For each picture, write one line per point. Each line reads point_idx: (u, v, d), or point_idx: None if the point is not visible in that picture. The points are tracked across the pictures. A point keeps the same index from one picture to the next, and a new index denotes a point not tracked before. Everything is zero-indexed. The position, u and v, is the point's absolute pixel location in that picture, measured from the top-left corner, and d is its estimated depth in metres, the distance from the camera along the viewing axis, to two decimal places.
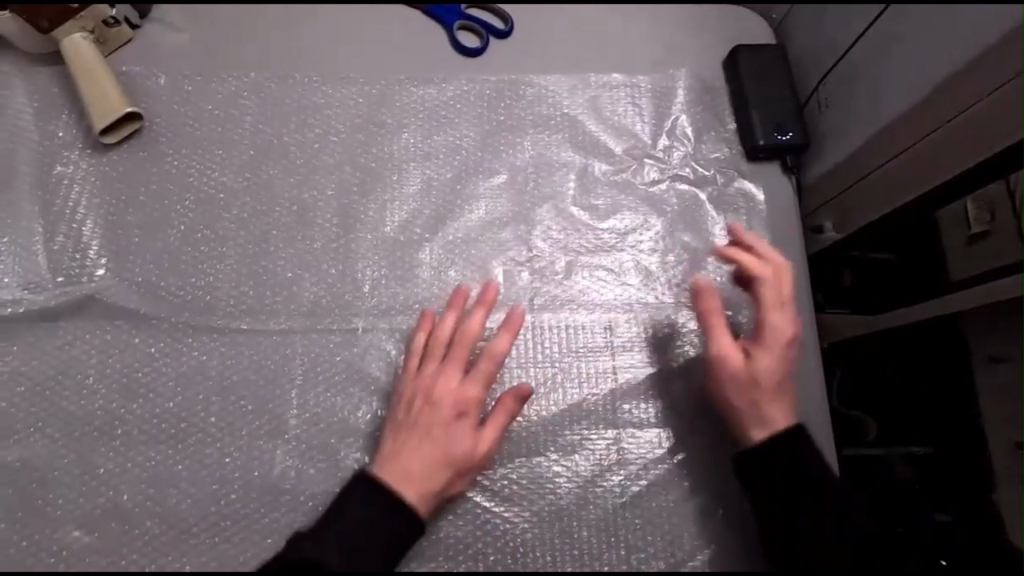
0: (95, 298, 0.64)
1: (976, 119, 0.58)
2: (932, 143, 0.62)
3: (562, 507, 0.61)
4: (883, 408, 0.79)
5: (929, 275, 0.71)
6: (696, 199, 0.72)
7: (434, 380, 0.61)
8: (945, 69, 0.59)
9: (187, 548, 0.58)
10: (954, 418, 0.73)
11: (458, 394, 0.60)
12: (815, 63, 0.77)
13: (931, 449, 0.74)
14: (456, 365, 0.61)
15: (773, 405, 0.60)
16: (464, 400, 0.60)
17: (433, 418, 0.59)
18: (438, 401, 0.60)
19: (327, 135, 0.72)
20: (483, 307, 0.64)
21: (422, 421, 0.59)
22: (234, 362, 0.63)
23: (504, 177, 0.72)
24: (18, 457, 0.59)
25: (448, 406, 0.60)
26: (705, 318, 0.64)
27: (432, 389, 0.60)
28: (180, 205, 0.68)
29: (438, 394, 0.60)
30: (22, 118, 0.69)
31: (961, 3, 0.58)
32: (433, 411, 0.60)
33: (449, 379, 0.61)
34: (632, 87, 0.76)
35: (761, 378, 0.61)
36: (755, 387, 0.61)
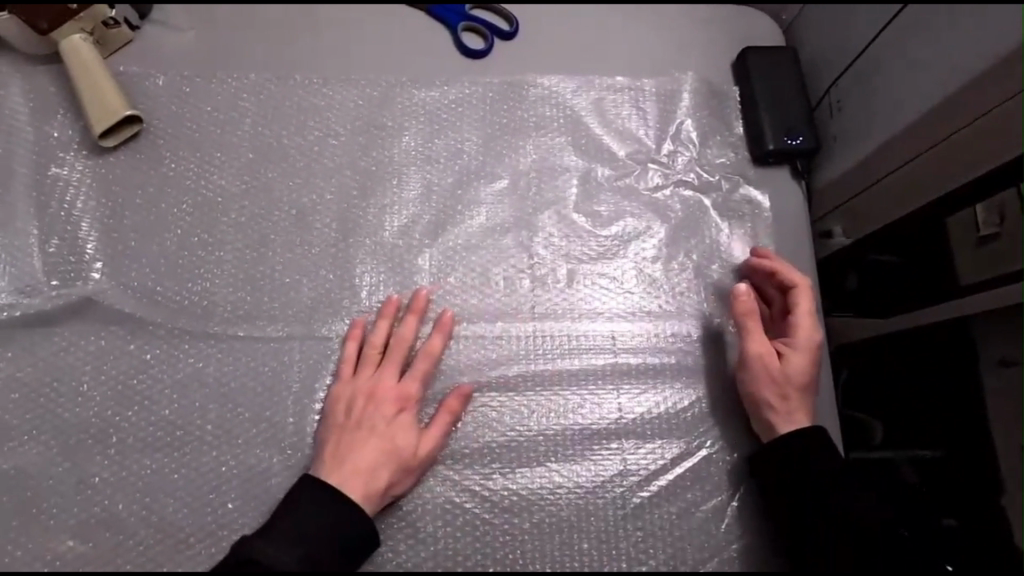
0: (91, 303, 0.63)
1: (977, 136, 0.58)
2: (935, 157, 0.62)
3: (563, 519, 0.60)
4: (890, 409, 0.79)
5: (934, 275, 0.70)
6: (700, 205, 0.71)
7: (370, 382, 0.61)
8: (957, 76, 0.58)
9: (182, 558, 0.57)
10: (959, 420, 0.72)
11: (397, 395, 0.61)
12: (827, 66, 0.76)
13: (941, 451, 0.74)
14: (393, 367, 0.62)
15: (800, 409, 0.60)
16: (402, 400, 0.61)
17: (371, 420, 0.59)
18: (375, 403, 0.60)
19: (327, 138, 0.71)
20: (418, 309, 0.64)
21: (361, 424, 0.59)
22: (231, 368, 0.63)
23: (505, 182, 0.71)
24: (13, 465, 0.59)
25: (386, 407, 0.60)
26: (742, 320, 0.63)
27: (369, 392, 0.61)
28: (177, 209, 0.67)
29: (375, 396, 0.60)
30: (18, 118, 0.69)
31: (965, 17, 0.58)
32: (370, 413, 0.60)
33: (385, 381, 0.61)
34: (636, 91, 0.75)
35: (794, 379, 0.60)
36: (788, 388, 0.60)
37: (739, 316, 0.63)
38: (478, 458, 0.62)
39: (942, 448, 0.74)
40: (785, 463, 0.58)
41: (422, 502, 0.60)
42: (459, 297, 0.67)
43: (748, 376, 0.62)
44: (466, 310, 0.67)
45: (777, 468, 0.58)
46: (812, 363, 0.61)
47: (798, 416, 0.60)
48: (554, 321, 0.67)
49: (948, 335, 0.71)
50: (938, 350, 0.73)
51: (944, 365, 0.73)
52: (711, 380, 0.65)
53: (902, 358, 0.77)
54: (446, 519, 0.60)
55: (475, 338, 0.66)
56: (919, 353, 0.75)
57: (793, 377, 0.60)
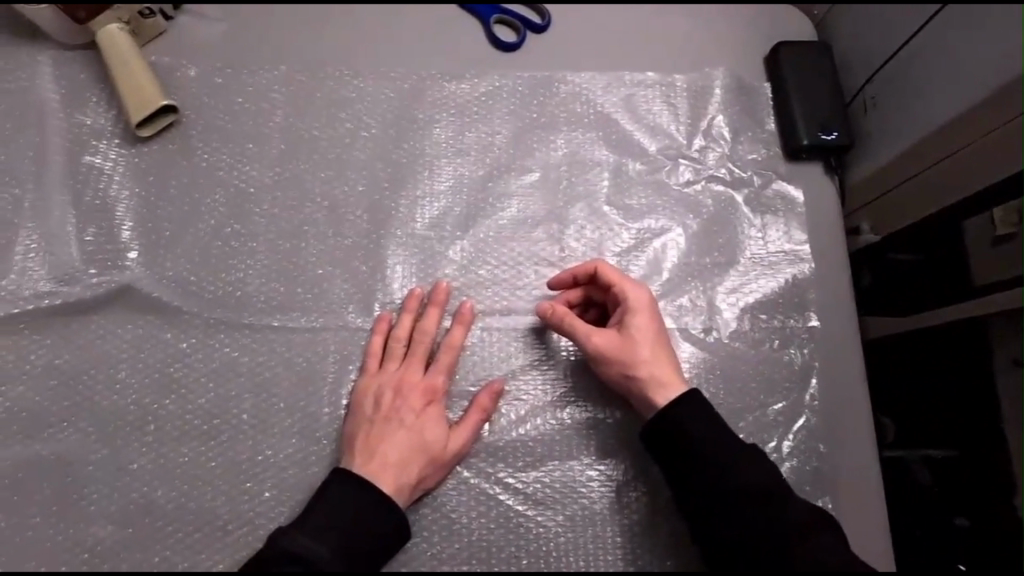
0: (129, 291, 0.64)
1: (1002, 141, 0.58)
2: (961, 159, 0.62)
3: (596, 511, 0.61)
4: (900, 410, 0.75)
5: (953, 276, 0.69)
6: (731, 201, 0.71)
7: (396, 376, 0.61)
8: (994, 79, 0.58)
9: (221, 546, 0.58)
10: (965, 421, 0.69)
11: (424, 387, 0.61)
12: (861, 63, 0.75)
13: (954, 451, 0.70)
14: (417, 360, 0.62)
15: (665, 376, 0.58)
16: (429, 394, 0.61)
17: (400, 413, 0.59)
18: (402, 396, 0.60)
19: (358, 129, 0.71)
20: (439, 302, 0.64)
21: (389, 417, 0.59)
22: (267, 359, 0.63)
23: (536, 175, 0.71)
24: (52, 452, 0.59)
25: (413, 400, 0.60)
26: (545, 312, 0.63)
27: (395, 385, 0.61)
28: (211, 199, 0.68)
29: (401, 389, 0.61)
30: (50, 105, 0.69)
31: (998, 20, 0.58)
32: (397, 407, 0.60)
33: (411, 374, 0.61)
34: (667, 86, 0.75)
35: (644, 347, 0.60)
36: (651, 358, 0.59)
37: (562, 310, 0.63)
38: (511, 450, 0.62)
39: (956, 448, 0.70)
40: (661, 435, 0.56)
41: (456, 493, 0.60)
42: (490, 290, 0.67)
43: (608, 359, 0.60)
44: (498, 301, 0.67)
45: (654, 440, 0.56)
46: (646, 332, 0.60)
47: (664, 383, 0.58)
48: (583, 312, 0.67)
49: (955, 334, 0.68)
50: (941, 350, 0.69)
51: (947, 366, 0.69)
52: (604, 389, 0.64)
53: (909, 357, 0.73)
54: (481, 511, 0.60)
55: (507, 331, 0.66)
56: (924, 351, 0.72)
57: (641, 347, 0.60)
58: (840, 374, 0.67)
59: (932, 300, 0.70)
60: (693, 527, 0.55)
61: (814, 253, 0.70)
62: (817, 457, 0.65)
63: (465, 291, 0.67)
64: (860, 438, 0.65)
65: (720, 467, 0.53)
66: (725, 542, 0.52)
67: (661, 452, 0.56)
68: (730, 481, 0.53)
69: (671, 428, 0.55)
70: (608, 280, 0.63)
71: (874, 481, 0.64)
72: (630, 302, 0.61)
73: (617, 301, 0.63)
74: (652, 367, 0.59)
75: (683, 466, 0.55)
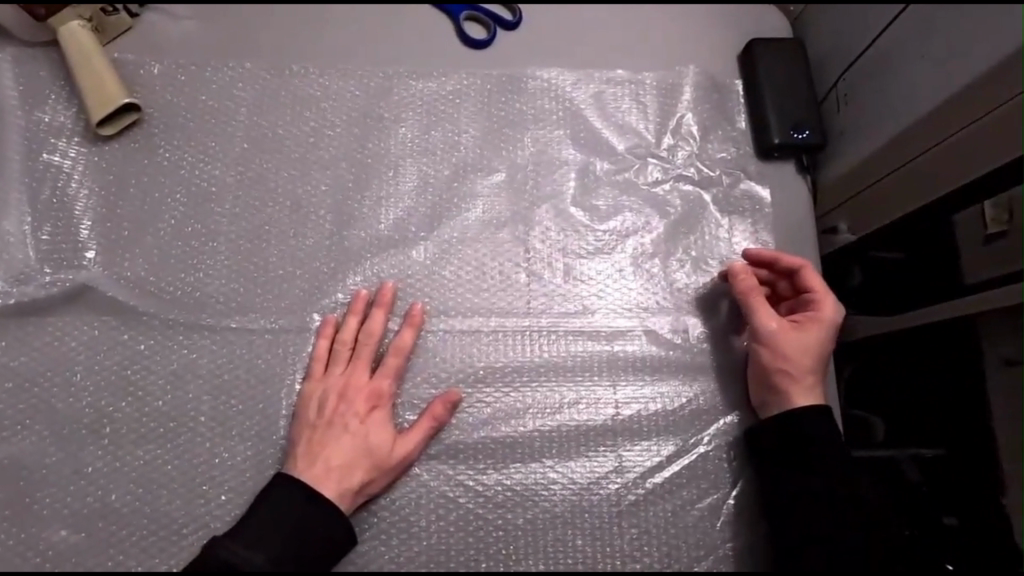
0: (86, 291, 0.63)
1: (976, 138, 0.57)
2: (935, 155, 0.61)
3: (557, 514, 0.60)
4: (902, 411, 0.75)
5: (938, 274, 0.66)
6: (700, 201, 0.71)
7: (341, 379, 0.61)
8: (963, 76, 0.57)
9: (176, 550, 0.57)
10: (955, 421, 0.69)
11: (369, 392, 0.60)
12: (835, 60, 0.74)
13: (943, 450, 0.70)
14: (363, 363, 0.62)
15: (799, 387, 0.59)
16: (375, 397, 0.60)
17: (344, 418, 0.59)
18: (347, 401, 0.60)
19: (322, 128, 0.70)
20: (385, 304, 0.64)
21: (332, 421, 0.59)
22: (226, 360, 0.62)
23: (503, 175, 0.70)
24: (5, 455, 0.58)
25: (358, 404, 0.60)
26: (746, 300, 0.63)
27: (339, 389, 0.60)
28: (171, 199, 0.67)
29: (346, 393, 0.60)
30: (8, 102, 0.68)
31: (975, 15, 0.57)
32: (341, 411, 0.59)
33: (356, 378, 0.61)
34: (637, 84, 0.74)
35: (812, 358, 0.60)
36: (810, 370, 0.60)
37: (748, 298, 0.63)
38: (472, 453, 0.61)
39: (944, 446, 0.70)
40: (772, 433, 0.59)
41: (415, 496, 0.60)
42: (453, 291, 0.66)
43: (762, 354, 0.61)
44: (462, 302, 0.66)
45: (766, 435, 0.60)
46: (823, 344, 0.61)
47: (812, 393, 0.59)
48: (733, 308, 0.67)
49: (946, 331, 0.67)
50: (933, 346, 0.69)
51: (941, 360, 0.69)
52: (701, 375, 0.65)
53: (905, 354, 0.74)
54: (440, 514, 0.59)
55: (469, 332, 0.65)
56: (924, 348, 0.71)
57: (791, 355, 0.60)
58: None
59: (914, 300, 0.69)
60: (778, 522, 0.58)
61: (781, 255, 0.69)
62: None
63: (429, 291, 0.66)
64: None
65: (830, 476, 0.56)
66: (804, 538, 0.55)
67: (773, 454, 0.59)
68: (830, 492, 0.56)
69: (783, 426, 0.59)
70: (812, 285, 0.62)
71: None
72: (828, 310, 0.61)
73: (807, 304, 0.62)
74: (796, 377, 0.59)
75: (789, 470, 0.58)
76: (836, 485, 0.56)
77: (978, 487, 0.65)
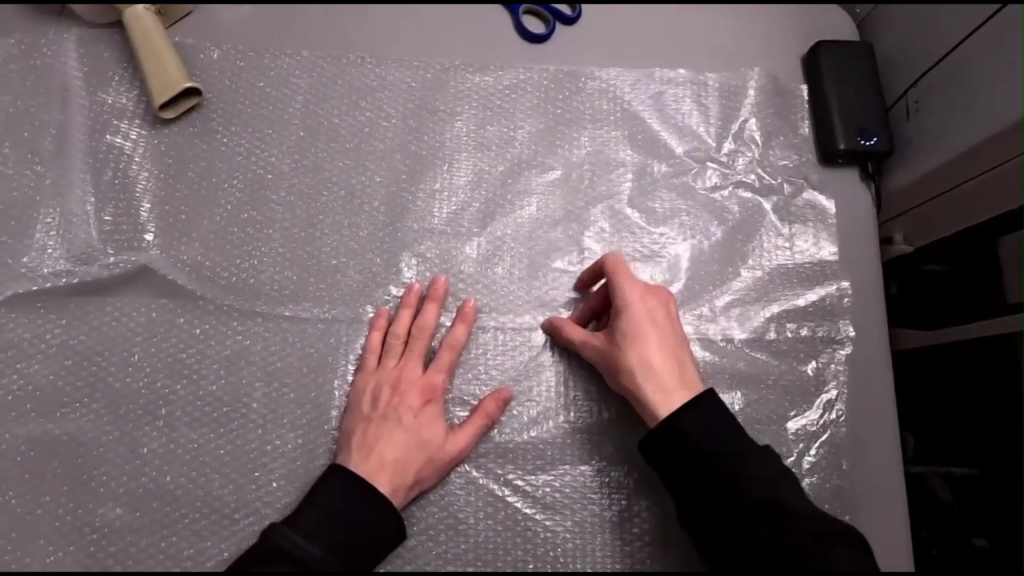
0: (146, 274, 0.64)
1: None
2: (1000, 174, 0.60)
3: (606, 519, 0.60)
4: (932, 423, 0.75)
5: (979, 285, 0.67)
6: (759, 208, 0.69)
7: (394, 373, 0.61)
8: None
9: (227, 534, 0.58)
10: (978, 437, 0.71)
11: (422, 387, 0.61)
12: (906, 66, 0.72)
13: (974, 470, 0.72)
14: (416, 357, 0.62)
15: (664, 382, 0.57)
16: (428, 392, 0.61)
17: (397, 412, 0.59)
18: (401, 394, 0.60)
19: (378, 119, 0.70)
20: (438, 297, 0.64)
21: (386, 415, 0.59)
22: (280, 347, 0.63)
23: (558, 173, 0.69)
24: (64, 431, 0.59)
25: (411, 398, 0.60)
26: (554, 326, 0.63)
27: (393, 382, 0.60)
28: (228, 184, 0.67)
29: (399, 387, 0.60)
30: (73, 83, 0.68)
31: None
32: (395, 405, 0.59)
33: (409, 372, 0.61)
34: (698, 85, 0.72)
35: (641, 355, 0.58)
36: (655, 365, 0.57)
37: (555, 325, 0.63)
38: (521, 453, 0.61)
39: (973, 464, 0.72)
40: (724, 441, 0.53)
41: (464, 493, 0.60)
42: (505, 289, 0.66)
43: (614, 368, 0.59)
44: (513, 300, 0.65)
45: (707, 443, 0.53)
46: (653, 338, 0.58)
47: (680, 384, 0.57)
48: (793, 320, 0.67)
49: (988, 351, 0.66)
50: (969, 358, 0.68)
51: (973, 372, 0.68)
52: (755, 386, 0.65)
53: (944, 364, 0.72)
54: (489, 512, 0.59)
55: (522, 331, 0.65)
56: (963, 361, 0.69)
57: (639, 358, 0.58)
58: (868, 395, 0.65)
59: (954, 312, 0.69)
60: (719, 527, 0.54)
61: (844, 266, 0.68)
62: (839, 474, 0.63)
63: (480, 287, 0.66)
64: (885, 452, 0.64)
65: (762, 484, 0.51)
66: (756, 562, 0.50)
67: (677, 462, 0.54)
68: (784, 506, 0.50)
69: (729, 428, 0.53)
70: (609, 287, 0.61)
71: (899, 498, 0.63)
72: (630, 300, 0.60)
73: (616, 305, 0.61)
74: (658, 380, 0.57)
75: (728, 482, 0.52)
76: (751, 482, 0.51)
77: (996, 501, 0.70)
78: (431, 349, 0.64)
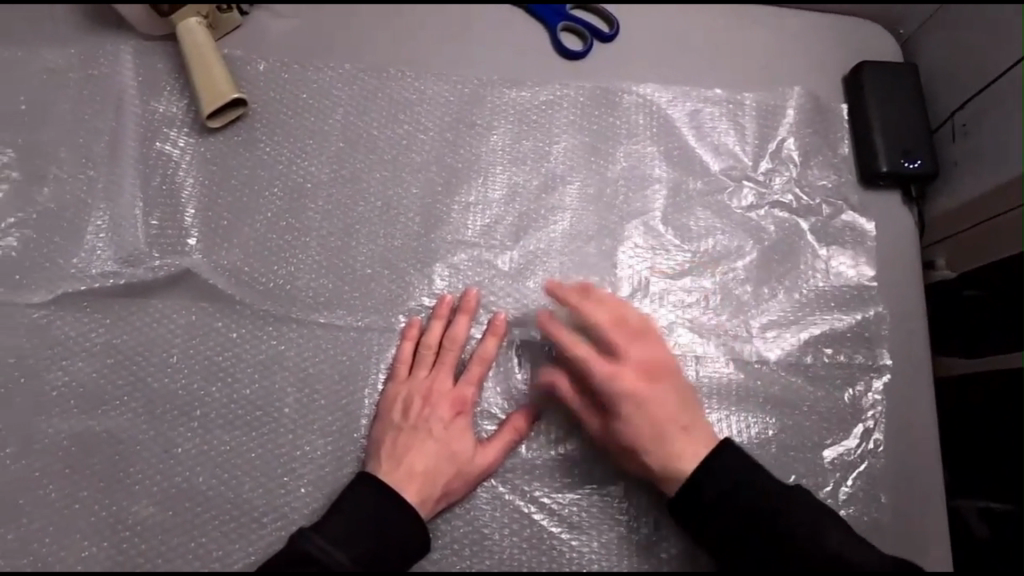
0: (187, 277, 0.65)
1: None
2: None
3: (631, 540, 0.59)
4: (972, 449, 0.73)
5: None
6: (797, 229, 0.68)
7: (425, 384, 0.61)
8: None
9: (255, 537, 0.59)
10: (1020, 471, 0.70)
11: (452, 399, 0.61)
12: (952, 89, 0.71)
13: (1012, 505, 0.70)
14: (447, 369, 0.62)
15: (677, 440, 0.57)
16: (458, 404, 0.61)
17: (428, 423, 0.60)
18: (431, 406, 0.60)
19: (416, 132, 0.71)
20: (470, 310, 0.64)
21: (416, 426, 0.59)
22: (313, 354, 0.64)
23: (592, 189, 0.69)
24: (103, 428, 0.61)
25: (442, 410, 0.60)
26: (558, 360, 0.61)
27: (423, 393, 0.61)
28: (269, 192, 0.69)
29: (430, 398, 0.61)
30: (127, 92, 0.71)
31: None
32: (426, 416, 0.60)
33: (440, 383, 0.61)
34: (736, 105, 0.72)
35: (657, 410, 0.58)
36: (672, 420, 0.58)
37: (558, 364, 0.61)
38: (548, 469, 0.61)
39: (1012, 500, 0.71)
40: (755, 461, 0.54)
41: (490, 508, 0.59)
42: (537, 303, 0.66)
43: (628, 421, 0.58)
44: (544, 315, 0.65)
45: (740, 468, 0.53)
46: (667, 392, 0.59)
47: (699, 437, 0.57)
48: (830, 345, 0.65)
49: None
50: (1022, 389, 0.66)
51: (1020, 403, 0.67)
52: (789, 411, 0.63)
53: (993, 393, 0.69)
54: (515, 529, 0.59)
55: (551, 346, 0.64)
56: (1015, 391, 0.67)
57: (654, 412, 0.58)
58: (907, 426, 0.63)
59: (997, 340, 0.67)
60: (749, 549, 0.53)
61: (885, 292, 0.67)
62: (877, 507, 0.61)
63: (512, 301, 0.66)
64: (925, 487, 0.62)
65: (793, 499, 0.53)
66: None
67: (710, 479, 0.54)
68: None
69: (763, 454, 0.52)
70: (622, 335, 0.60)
71: (939, 534, 0.61)
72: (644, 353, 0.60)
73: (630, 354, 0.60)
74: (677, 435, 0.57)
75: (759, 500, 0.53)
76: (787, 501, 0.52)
77: None
78: (462, 361, 0.64)
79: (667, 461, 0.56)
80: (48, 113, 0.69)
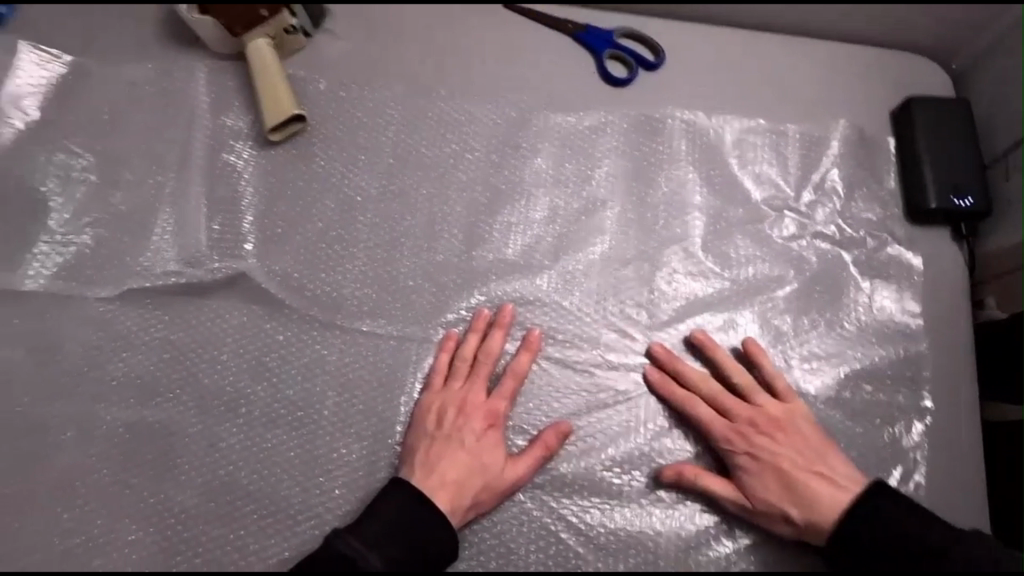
0: (241, 280, 0.69)
1: None
2: None
3: (658, 567, 0.59)
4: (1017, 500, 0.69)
5: None
6: (840, 260, 0.68)
7: (459, 394, 0.63)
8: None
9: (290, 533, 0.61)
10: None
11: (485, 411, 0.62)
12: (1008, 126, 0.70)
13: None
14: (481, 381, 0.64)
15: (819, 487, 0.57)
16: (491, 416, 0.62)
17: (461, 433, 0.61)
18: (465, 416, 0.62)
19: (463, 152, 0.74)
20: (505, 324, 0.66)
21: (450, 435, 0.61)
22: (354, 359, 0.66)
23: (632, 213, 0.70)
24: (157, 419, 0.64)
25: (475, 421, 0.61)
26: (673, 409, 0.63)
27: (458, 403, 0.62)
28: (322, 203, 0.72)
29: (464, 408, 0.62)
30: (199, 106, 0.76)
31: None
32: (459, 426, 0.61)
33: (474, 394, 0.63)
34: (780, 135, 0.72)
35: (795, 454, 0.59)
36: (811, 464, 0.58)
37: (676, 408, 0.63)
38: (578, 488, 0.61)
39: None
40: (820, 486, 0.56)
41: (518, 523, 0.60)
42: (573, 322, 0.67)
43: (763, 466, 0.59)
44: (580, 334, 0.66)
45: None
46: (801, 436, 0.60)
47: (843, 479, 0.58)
48: (871, 380, 0.64)
49: None
50: None
51: None
52: None
53: None
54: (541, 546, 0.59)
55: (586, 366, 0.65)
56: None
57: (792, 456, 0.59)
58: (949, 469, 0.62)
59: None
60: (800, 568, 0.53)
61: (929, 330, 0.65)
62: None
63: (549, 318, 0.67)
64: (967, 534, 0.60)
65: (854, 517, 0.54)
66: None
67: None
68: None
69: None
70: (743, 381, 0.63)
71: None
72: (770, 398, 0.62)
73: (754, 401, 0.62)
74: (816, 479, 0.57)
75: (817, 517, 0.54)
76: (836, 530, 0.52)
77: None
78: (495, 374, 0.65)
79: (814, 507, 0.56)
80: (128, 122, 0.75)
